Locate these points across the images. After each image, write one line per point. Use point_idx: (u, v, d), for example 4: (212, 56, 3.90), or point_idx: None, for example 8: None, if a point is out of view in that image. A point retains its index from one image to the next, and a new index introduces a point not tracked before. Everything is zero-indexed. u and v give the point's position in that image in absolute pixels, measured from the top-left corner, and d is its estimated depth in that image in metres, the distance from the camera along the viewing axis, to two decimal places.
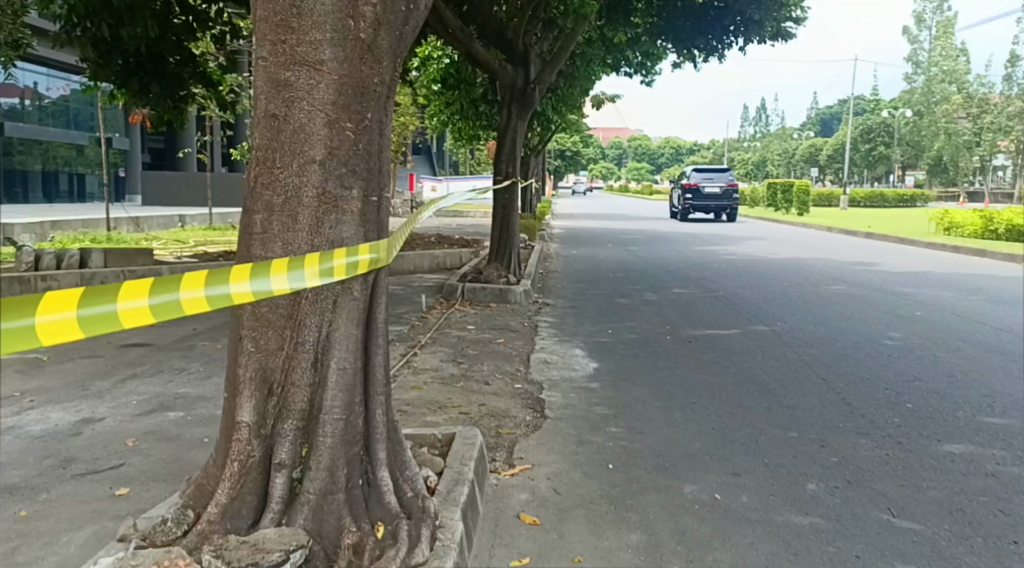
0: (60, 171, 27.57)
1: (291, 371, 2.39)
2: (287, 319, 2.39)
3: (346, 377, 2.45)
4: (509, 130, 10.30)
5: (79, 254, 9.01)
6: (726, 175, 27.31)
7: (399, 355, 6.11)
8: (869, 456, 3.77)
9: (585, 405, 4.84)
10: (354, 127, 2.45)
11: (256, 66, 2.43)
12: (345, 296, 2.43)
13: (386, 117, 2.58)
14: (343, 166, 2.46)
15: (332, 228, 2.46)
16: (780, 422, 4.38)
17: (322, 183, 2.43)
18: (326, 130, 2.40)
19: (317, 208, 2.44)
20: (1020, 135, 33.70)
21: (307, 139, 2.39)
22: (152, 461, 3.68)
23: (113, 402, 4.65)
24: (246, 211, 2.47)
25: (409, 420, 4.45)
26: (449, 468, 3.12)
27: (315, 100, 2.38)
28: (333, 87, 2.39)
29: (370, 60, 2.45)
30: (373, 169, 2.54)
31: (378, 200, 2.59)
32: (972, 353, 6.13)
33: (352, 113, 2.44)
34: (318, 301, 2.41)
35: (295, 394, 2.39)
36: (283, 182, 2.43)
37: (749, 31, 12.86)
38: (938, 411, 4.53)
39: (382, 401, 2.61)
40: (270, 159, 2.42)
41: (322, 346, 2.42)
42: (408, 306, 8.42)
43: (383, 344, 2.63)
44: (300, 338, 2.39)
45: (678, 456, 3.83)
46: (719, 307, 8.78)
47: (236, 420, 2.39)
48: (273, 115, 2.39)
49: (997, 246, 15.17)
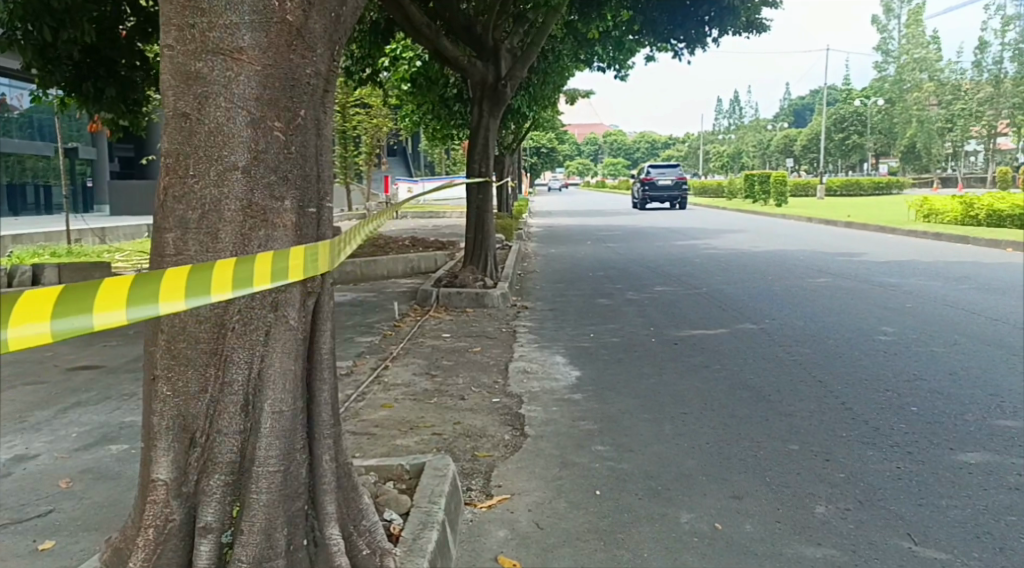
0: (26, 183, 26.86)
1: (216, 417, 2.06)
2: (209, 355, 2.05)
3: (284, 421, 2.13)
4: (480, 129, 9.91)
5: (31, 270, 8.52)
6: (678, 169, 31.26)
7: (370, 369, 5.73)
8: (879, 471, 3.47)
9: (569, 419, 4.50)
10: (283, 126, 2.09)
11: (162, 57, 2.07)
12: (279, 325, 2.10)
13: (323, 113, 2.22)
14: (272, 173, 2.10)
15: (261, 247, 2.10)
16: (779, 434, 4.08)
17: (246, 193, 2.07)
18: (248, 131, 2.05)
19: (241, 223, 2.08)
20: (992, 120, 33.91)
21: (225, 142, 2.04)
22: (84, 507, 3.27)
23: (50, 435, 4.22)
24: (156, 228, 2.10)
25: (377, 444, 4.07)
26: (416, 508, 2.75)
27: (233, 96, 2.03)
28: (256, 79, 2.04)
29: (300, 47, 2.09)
30: (310, 176, 2.19)
31: (316, 210, 2.23)
32: (970, 348, 5.89)
33: (280, 109, 2.08)
34: (247, 331, 2.08)
35: (222, 444, 2.06)
36: (198, 194, 2.07)
37: (723, 22, 12.55)
38: (946, 416, 4.25)
39: (330, 445, 2.29)
40: (181, 166, 2.06)
41: (253, 385, 2.09)
42: (379, 314, 8.04)
43: (330, 378, 2.31)
44: (226, 377, 2.06)
45: (672, 477, 3.50)
46: (703, 305, 8.49)
47: (153, 477, 2.07)
48: (184, 114, 2.04)
49: (978, 232, 15.07)
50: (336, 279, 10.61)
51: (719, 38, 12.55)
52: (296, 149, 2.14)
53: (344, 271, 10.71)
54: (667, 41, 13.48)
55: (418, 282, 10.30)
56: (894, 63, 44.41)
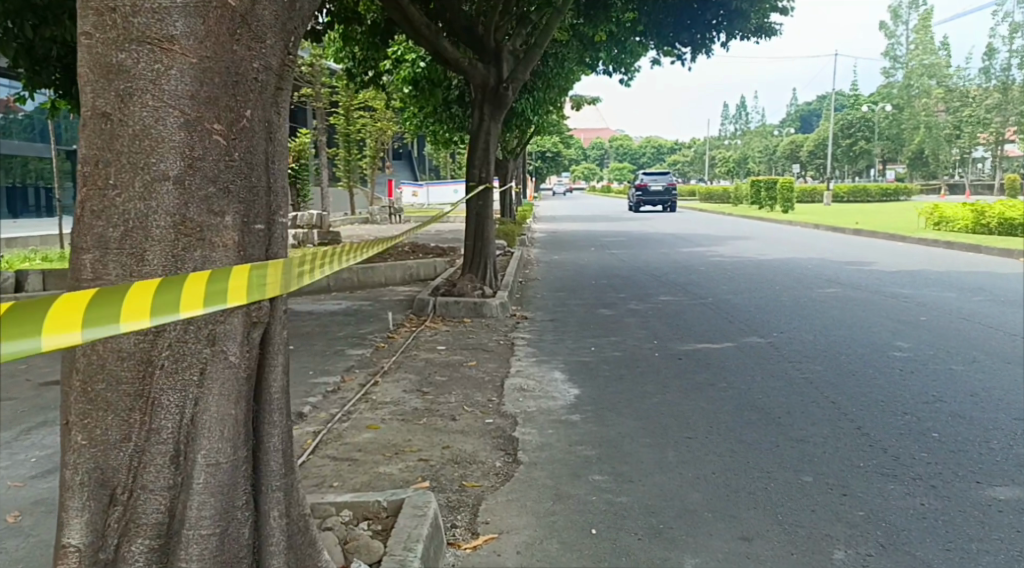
0: None
1: (142, 471, 1.92)
2: (134, 399, 1.90)
3: (219, 474, 2.01)
4: (481, 133, 9.61)
5: (15, 277, 8.26)
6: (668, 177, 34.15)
7: (359, 385, 5.46)
8: (901, 508, 3.19)
9: (565, 444, 4.21)
10: (224, 129, 1.93)
11: (80, 51, 1.88)
12: (215, 364, 1.97)
13: (270, 117, 2.07)
14: (211, 183, 1.92)
15: (196, 269, 1.92)
16: (790, 462, 3.80)
17: (180, 206, 1.89)
18: (182, 133, 1.87)
19: (174, 241, 1.89)
20: (1001, 126, 33.59)
21: (154, 147, 1.86)
22: (30, 546, 2.99)
23: (9, 460, 3.94)
24: (73, 249, 1.89)
25: (358, 471, 3.79)
26: (389, 557, 2.47)
27: (163, 93, 1.85)
28: (191, 73, 1.87)
29: (243, 38, 1.94)
30: (256, 188, 2.02)
31: (262, 227, 2.07)
32: (991, 366, 5.60)
33: (221, 110, 1.92)
34: (178, 372, 1.93)
35: (148, 502, 1.92)
36: (122, 208, 1.87)
37: (732, 25, 12.27)
38: (970, 444, 3.97)
39: (273, 495, 2.20)
40: (102, 175, 1.86)
41: (186, 434, 1.96)
42: (373, 324, 7.77)
43: (275, 421, 2.22)
44: (154, 426, 1.92)
45: (675, 514, 3.21)
46: (708, 317, 8.21)
47: (65, 537, 1.90)
48: (105, 114, 1.85)
49: (991, 241, 14.77)
50: (333, 286, 10.34)
51: (726, 43, 12.28)
52: (239, 158, 1.98)
53: (341, 278, 10.44)
54: (672, 45, 13.21)
55: (415, 290, 10.03)
56: (902, 69, 44.10)
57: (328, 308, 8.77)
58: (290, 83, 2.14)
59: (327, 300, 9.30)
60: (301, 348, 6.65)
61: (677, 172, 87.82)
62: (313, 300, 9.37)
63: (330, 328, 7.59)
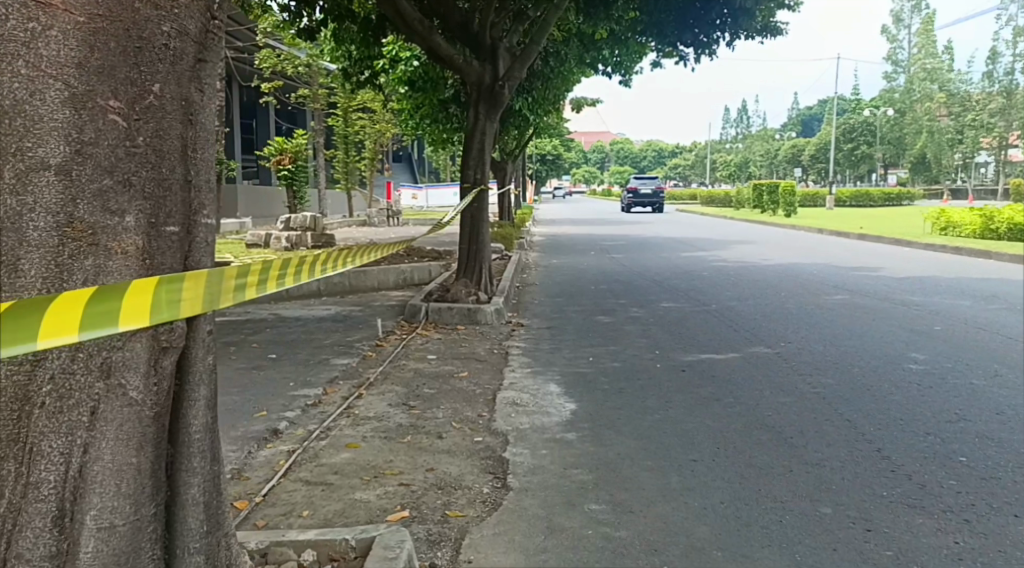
0: None
1: (21, 524, 1.82)
2: (12, 443, 1.81)
3: (113, 527, 1.92)
4: (477, 132, 9.30)
5: None
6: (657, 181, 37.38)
7: (342, 397, 5.14)
8: (934, 546, 2.87)
9: (561, 466, 3.87)
10: (121, 108, 1.87)
11: None
12: (108, 402, 1.90)
13: (177, 102, 2.00)
14: (107, 170, 1.85)
15: (89, 270, 1.84)
16: (806, 490, 3.47)
17: (69, 190, 1.80)
18: (69, 111, 1.79)
19: (62, 232, 1.80)
20: (1004, 131, 33.34)
21: (30, 130, 1.76)
22: None
23: None
24: None
25: (332, 497, 3.43)
26: None
27: (44, 64, 1.76)
28: (79, 38, 1.79)
29: (140, 8, 1.88)
30: (163, 181, 1.97)
31: (167, 226, 2.00)
32: (1014, 381, 5.28)
33: (119, 90, 1.86)
34: (66, 412, 1.85)
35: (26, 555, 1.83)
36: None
37: (737, 24, 11.96)
38: (1003, 470, 3.65)
39: (184, 541, 2.14)
40: None
41: (74, 483, 1.87)
42: (362, 332, 7.45)
43: (190, 459, 2.16)
44: (36, 474, 1.83)
45: (682, 551, 2.88)
46: (712, 325, 7.87)
47: None
48: None
49: (999, 246, 14.46)
50: (323, 291, 10.02)
51: (730, 43, 11.96)
52: (143, 143, 1.92)
53: (332, 283, 10.12)
54: (675, 46, 12.90)
55: (408, 295, 9.70)
56: (904, 74, 43.84)
57: (316, 314, 8.44)
58: (205, 63, 2.08)
59: (317, 306, 8.97)
60: (285, 356, 6.33)
61: (678, 175, 87.57)
62: (302, 305, 9.04)
63: (317, 335, 7.27)
